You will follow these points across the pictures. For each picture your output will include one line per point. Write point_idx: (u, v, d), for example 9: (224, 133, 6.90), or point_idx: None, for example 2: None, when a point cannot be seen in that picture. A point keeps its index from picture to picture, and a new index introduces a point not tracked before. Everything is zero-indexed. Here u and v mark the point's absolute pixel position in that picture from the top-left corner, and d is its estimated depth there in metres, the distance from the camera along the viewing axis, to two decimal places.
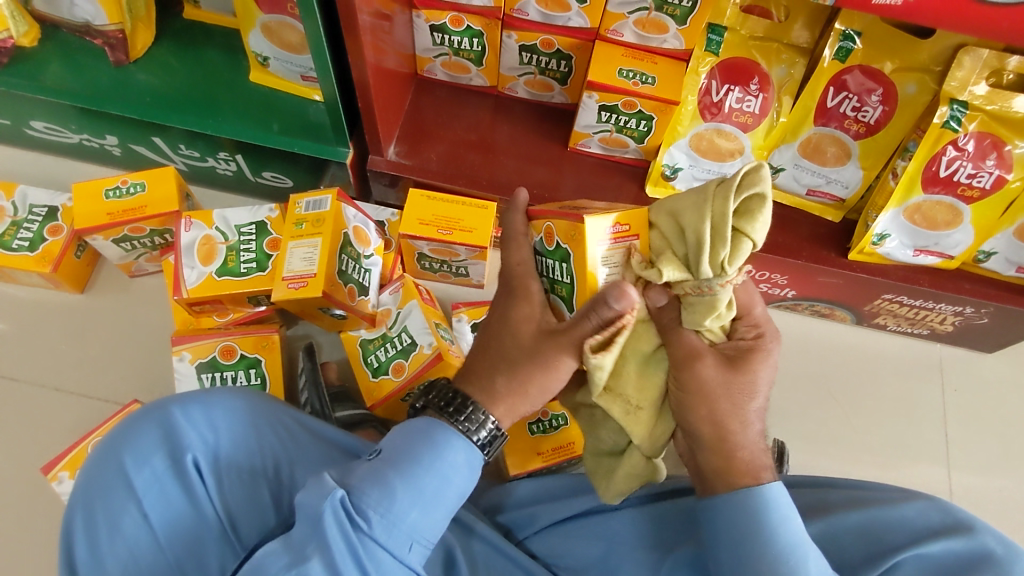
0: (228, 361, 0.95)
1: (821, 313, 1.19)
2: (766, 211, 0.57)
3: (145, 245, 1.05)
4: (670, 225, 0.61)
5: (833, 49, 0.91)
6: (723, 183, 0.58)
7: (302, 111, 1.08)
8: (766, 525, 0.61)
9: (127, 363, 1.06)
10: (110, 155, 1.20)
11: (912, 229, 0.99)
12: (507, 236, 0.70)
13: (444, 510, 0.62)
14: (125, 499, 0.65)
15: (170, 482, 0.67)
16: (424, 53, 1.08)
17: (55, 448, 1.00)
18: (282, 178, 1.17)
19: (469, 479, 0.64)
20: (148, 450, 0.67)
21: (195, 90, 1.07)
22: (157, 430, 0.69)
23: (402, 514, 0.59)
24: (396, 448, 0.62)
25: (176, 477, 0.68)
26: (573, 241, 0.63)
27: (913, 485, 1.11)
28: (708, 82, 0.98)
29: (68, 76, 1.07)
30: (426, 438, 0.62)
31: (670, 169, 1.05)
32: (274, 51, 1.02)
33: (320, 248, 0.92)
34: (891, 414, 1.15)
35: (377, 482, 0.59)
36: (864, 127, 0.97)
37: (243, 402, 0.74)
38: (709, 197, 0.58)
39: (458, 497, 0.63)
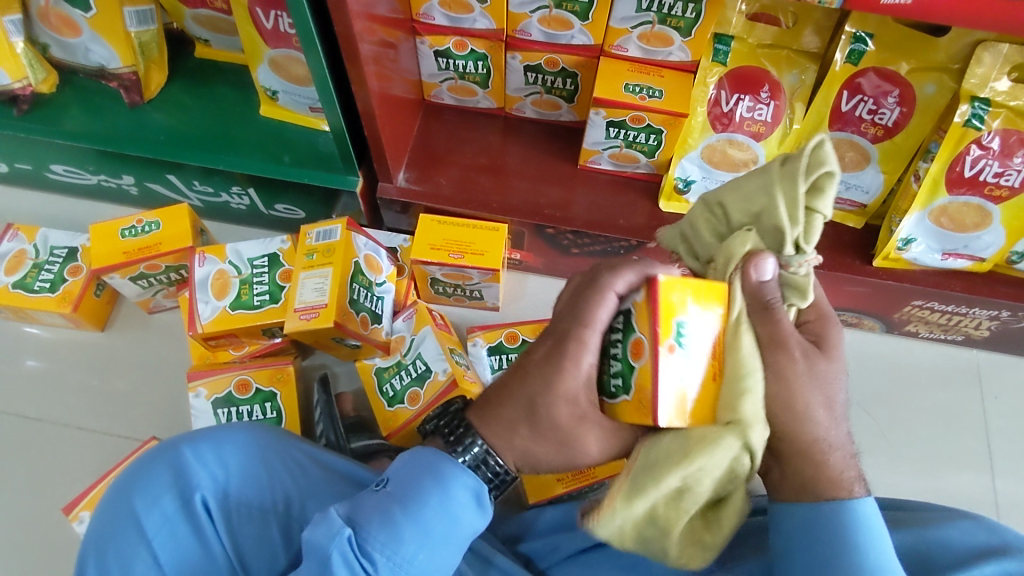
0: (244, 395, 0.95)
1: (848, 323, 1.15)
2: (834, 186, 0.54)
3: (161, 281, 1.06)
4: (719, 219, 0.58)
5: (845, 53, 0.89)
6: (789, 164, 0.55)
7: (312, 142, 1.09)
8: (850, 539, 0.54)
9: (146, 400, 1.07)
10: (128, 194, 1.22)
11: (939, 232, 0.96)
12: (593, 280, 0.56)
13: (455, 550, 0.59)
14: (135, 541, 0.65)
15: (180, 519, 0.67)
16: (430, 78, 1.08)
17: (76, 488, 1.01)
18: (295, 209, 1.17)
19: (481, 514, 0.60)
20: (158, 488, 0.68)
21: (208, 126, 1.09)
22: (166, 467, 0.68)
23: (406, 560, 0.57)
24: (407, 483, 0.58)
25: (184, 514, 0.67)
26: (640, 401, 0.53)
27: (956, 499, 1.05)
28: (717, 92, 0.96)
29: (85, 119, 1.09)
30: (436, 470, 0.58)
31: (682, 182, 1.03)
32: (283, 84, 1.04)
33: (330, 278, 0.91)
34: (929, 425, 1.10)
35: (384, 527, 0.57)
36: (882, 130, 0.94)
37: (247, 436, 0.72)
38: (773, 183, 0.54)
39: (467, 532, 0.59)
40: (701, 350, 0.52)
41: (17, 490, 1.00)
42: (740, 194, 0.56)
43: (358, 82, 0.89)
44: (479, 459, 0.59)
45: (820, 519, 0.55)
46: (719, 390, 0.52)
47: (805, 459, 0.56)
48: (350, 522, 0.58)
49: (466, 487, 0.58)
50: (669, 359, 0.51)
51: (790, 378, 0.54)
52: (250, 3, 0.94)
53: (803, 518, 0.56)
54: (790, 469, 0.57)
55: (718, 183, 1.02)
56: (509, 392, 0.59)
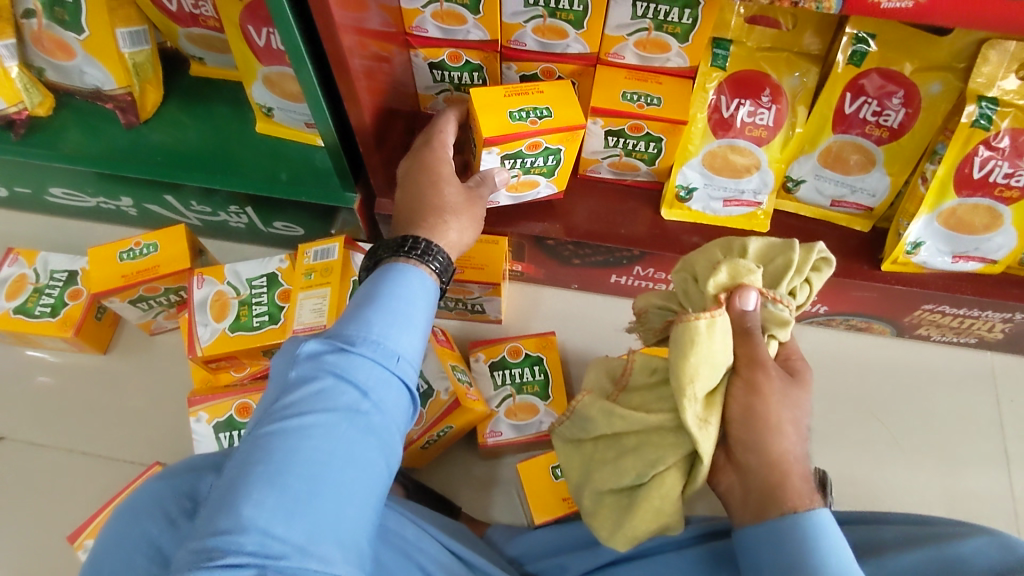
0: (245, 419, 0.93)
1: (857, 327, 1.13)
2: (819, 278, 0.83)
3: (161, 303, 1.05)
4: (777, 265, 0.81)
5: (847, 53, 0.87)
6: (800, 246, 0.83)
7: (310, 158, 1.07)
8: (814, 547, 0.66)
9: (148, 424, 1.06)
10: (127, 216, 1.21)
11: (948, 234, 0.93)
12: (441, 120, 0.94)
13: (414, 335, 0.67)
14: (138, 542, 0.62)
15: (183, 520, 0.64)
16: (426, 91, 1.05)
17: (80, 514, 1.00)
18: (293, 227, 1.16)
19: (429, 308, 0.71)
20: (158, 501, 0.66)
21: (204, 145, 1.08)
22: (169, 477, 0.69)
23: (377, 333, 0.64)
24: (359, 297, 0.69)
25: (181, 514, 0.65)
26: (567, 143, 0.90)
27: (974, 506, 1.03)
28: (717, 98, 0.94)
29: (86, 141, 1.09)
30: (386, 268, 0.72)
31: (684, 190, 1.01)
32: (277, 100, 1.02)
33: (329, 298, 0.90)
34: (944, 431, 1.08)
35: (351, 317, 0.65)
36: (887, 132, 0.92)
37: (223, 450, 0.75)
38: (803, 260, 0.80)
39: (421, 318, 0.69)
40: (533, 102, 0.89)
41: (23, 516, 1.00)
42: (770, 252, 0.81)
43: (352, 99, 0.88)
44: (422, 248, 0.75)
45: (786, 527, 0.67)
46: (551, 95, 0.91)
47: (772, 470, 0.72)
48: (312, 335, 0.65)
49: (409, 274, 0.71)
50: (542, 122, 0.87)
51: (765, 392, 0.75)
52: (241, 20, 0.92)
53: (765, 533, 0.69)
54: (779, 479, 0.71)
55: (720, 190, 1.00)
56: (412, 198, 0.86)
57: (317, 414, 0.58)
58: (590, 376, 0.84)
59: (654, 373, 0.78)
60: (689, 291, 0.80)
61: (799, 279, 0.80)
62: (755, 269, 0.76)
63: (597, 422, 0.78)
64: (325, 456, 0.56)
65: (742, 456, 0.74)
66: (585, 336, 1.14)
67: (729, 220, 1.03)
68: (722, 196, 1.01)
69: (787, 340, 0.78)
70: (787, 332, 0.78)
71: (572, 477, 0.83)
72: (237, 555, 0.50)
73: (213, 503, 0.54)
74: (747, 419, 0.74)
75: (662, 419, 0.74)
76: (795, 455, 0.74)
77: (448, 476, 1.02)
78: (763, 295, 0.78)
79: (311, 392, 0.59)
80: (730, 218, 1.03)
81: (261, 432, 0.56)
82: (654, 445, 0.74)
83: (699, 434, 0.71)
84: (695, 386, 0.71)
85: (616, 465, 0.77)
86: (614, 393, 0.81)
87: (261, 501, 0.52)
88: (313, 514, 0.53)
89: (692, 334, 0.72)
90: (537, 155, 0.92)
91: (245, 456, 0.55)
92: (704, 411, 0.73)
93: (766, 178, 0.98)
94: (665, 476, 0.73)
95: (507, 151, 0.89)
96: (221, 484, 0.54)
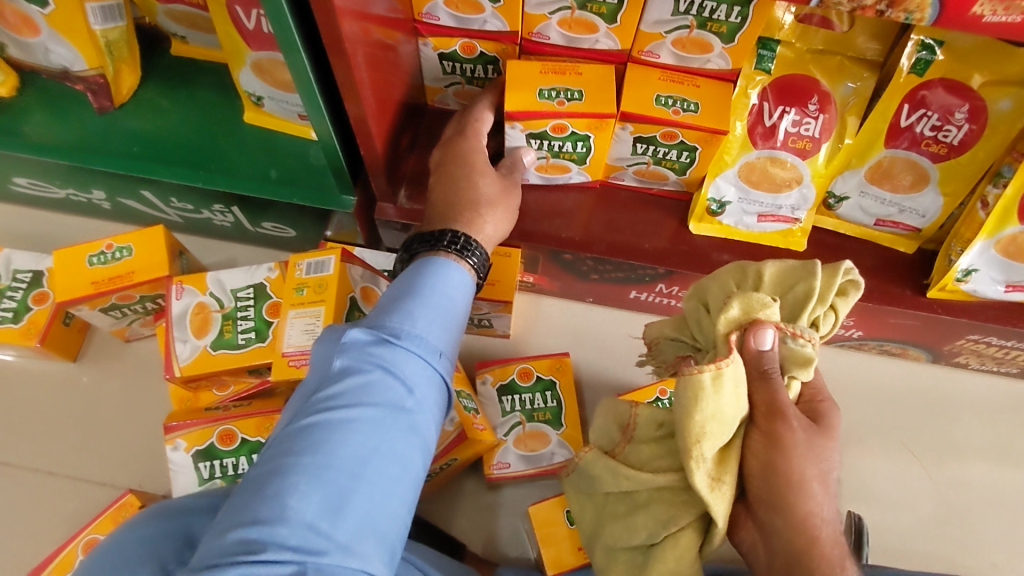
0: (228, 447, 0.85)
1: (891, 352, 1.06)
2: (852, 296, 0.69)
3: (136, 311, 0.96)
4: (797, 295, 0.66)
5: (910, 60, 0.78)
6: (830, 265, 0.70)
7: (304, 154, 0.97)
8: None
9: (123, 443, 0.97)
10: (100, 209, 1.11)
11: (1004, 262, 0.85)
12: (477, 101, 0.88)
13: (452, 337, 0.69)
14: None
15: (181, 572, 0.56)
16: (435, 83, 0.95)
17: (46, 540, 0.92)
18: (284, 228, 1.06)
19: (467, 301, 0.72)
20: (147, 550, 0.57)
21: (185, 136, 0.97)
22: (157, 522, 0.60)
23: (420, 331, 0.66)
24: (397, 287, 0.69)
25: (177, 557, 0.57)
26: (597, 129, 0.84)
27: (1008, 548, 0.97)
28: (759, 104, 0.85)
29: (53, 127, 0.98)
30: (427, 261, 0.71)
31: (716, 204, 0.92)
32: (268, 89, 0.91)
33: (323, 319, 0.81)
34: (978, 466, 1.02)
35: (394, 310, 0.66)
36: (945, 148, 0.83)
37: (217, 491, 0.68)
38: (828, 290, 0.66)
39: (458, 318, 0.70)
40: (565, 83, 0.82)
41: None
42: (788, 274, 0.68)
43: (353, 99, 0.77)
44: (461, 243, 0.74)
45: None
46: (589, 78, 0.83)
47: (799, 534, 0.65)
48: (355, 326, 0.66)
49: (450, 273, 0.71)
50: (568, 106, 0.81)
51: (789, 444, 0.65)
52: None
53: None
54: (806, 544, 0.64)
55: (755, 205, 0.91)
56: (444, 189, 0.83)
57: (361, 411, 0.59)
58: (598, 422, 0.72)
59: (661, 428, 0.69)
60: (701, 322, 0.68)
61: (824, 308, 0.67)
62: (771, 302, 0.64)
63: (601, 480, 0.69)
64: (368, 453, 0.58)
65: (764, 516, 0.66)
66: (599, 354, 1.06)
67: (763, 236, 0.95)
68: (757, 212, 0.92)
69: (810, 382, 0.66)
70: (810, 373, 0.66)
71: (584, 528, 0.75)
72: (280, 548, 0.51)
73: (256, 487, 0.55)
74: (768, 475, 0.66)
75: (671, 480, 0.65)
76: (825, 514, 0.67)
77: (449, 506, 0.94)
78: (780, 330, 0.64)
79: (356, 386, 0.60)
80: (764, 234, 0.95)
81: (306, 422, 0.58)
82: (665, 503, 0.66)
83: (710, 497, 0.63)
84: (701, 446, 0.62)
85: (626, 522, 0.68)
86: (619, 446, 0.70)
87: (305, 494, 0.54)
88: (352, 511, 0.55)
89: (686, 386, 0.61)
90: (565, 138, 0.86)
91: (289, 446, 0.57)
92: (716, 469, 0.64)
93: (807, 194, 0.89)
94: (678, 536, 0.65)
95: (532, 130, 0.84)
96: (263, 470, 0.56)
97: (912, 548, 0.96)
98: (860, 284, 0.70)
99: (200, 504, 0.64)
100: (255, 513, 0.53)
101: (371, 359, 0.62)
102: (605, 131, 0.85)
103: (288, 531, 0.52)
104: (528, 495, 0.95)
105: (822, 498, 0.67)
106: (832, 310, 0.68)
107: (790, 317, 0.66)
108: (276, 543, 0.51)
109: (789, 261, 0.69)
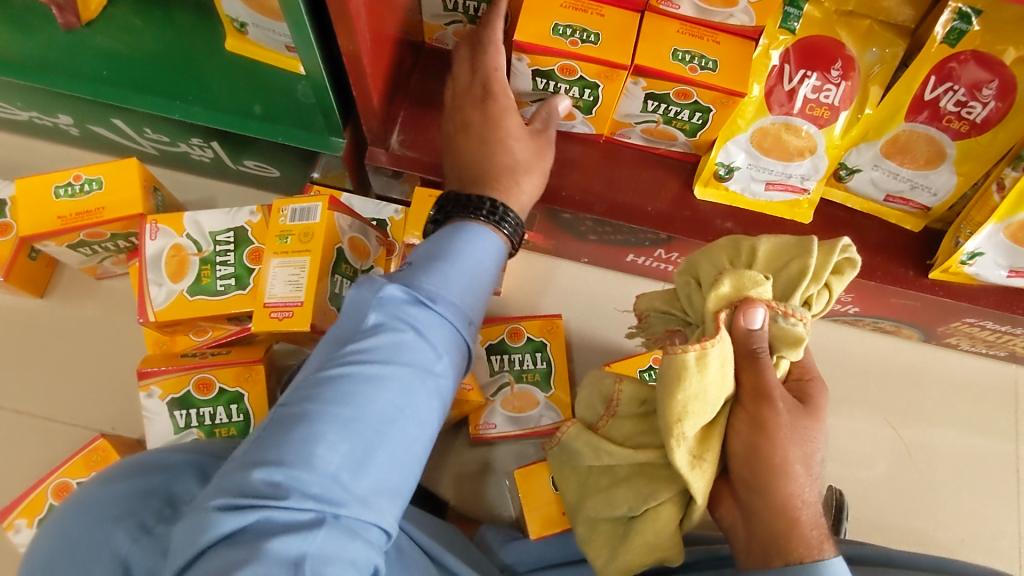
0: (205, 396, 0.82)
1: (884, 330, 1.05)
2: (851, 274, 0.66)
3: (108, 249, 0.90)
4: (790, 274, 0.63)
5: (944, 29, 0.73)
6: (830, 239, 0.65)
7: (290, 89, 0.91)
8: None
9: (94, 385, 0.93)
10: (68, 135, 1.03)
11: (1011, 248, 0.83)
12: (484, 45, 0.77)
13: (481, 301, 0.65)
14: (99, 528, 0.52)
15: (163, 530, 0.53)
16: (433, 19, 0.88)
17: (16, 480, 0.89)
18: (267, 167, 1.00)
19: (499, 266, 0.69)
20: (126, 507, 0.54)
21: (160, 62, 0.90)
22: (135, 479, 0.56)
23: (454, 293, 0.62)
24: (432, 244, 0.66)
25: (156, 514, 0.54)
26: (607, 79, 0.79)
27: (979, 525, 0.99)
28: (780, 65, 0.80)
29: (16, 41, 0.89)
30: (464, 224, 0.67)
31: (724, 168, 0.88)
32: (251, 17, 0.82)
33: (308, 270, 0.77)
34: (959, 446, 1.03)
35: (429, 267, 0.62)
36: (968, 125, 0.79)
37: (194, 446, 0.64)
38: (824, 268, 0.63)
39: (489, 283, 0.66)
40: (584, 21, 0.77)
41: None
42: (780, 250, 0.65)
43: (347, 36, 0.71)
44: (498, 213, 0.69)
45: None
46: (610, 21, 0.77)
47: (780, 516, 0.63)
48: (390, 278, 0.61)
49: (486, 239, 0.66)
50: (581, 47, 0.76)
51: (773, 427, 0.63)
52: None
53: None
54: (787, 526, 0.63)
55: (765, 172, 0.88)
56: (467, 147, 0.76)
57: (393, 367, 0.56)
58: (582, 396, 0.70)
59: (643, 406, 0.67)
60: (692, 298, 0.66)
61: (817, 287, 0.63)
62: (764, 279, 0.61)
63: (582, 455, 0.67)
64: (397, 411, 0.55)
65: (745, 496, 0.65)
66: (591, 317, 1.04)
67: (769, 205, 0.92)
68: (766, 179, 0.89)
69: (799, 362, 0.63)
70: (801, 352, 0.63)
71: (567, 497, 0.74)
72: (302, 495, 0.48)
73: (278, 430, 0.52)
74: (750, 458, 0.64)
75: (653, 457, 0.64)
76: (812, 497, 0.65)
77: (433, 464, 0.94)
78: (770, 308, 0.62)
79: (392, 342, 0.57)
80: (770, 204, 0.91)
81: (338, 370, 0.54)
82: (647, 478, 0.65)
83: (690, 475, 0.61)
84: (683, 425, 0.60)
85: (608, 494, 0.67)
86: (602, 420, 0.68)
87: (332, 444, 0.51)
88: (376, 465, 0.53)
89: (671, 364, 0.59)
90: (572, 82, 0.81)
91: (316, 392, 0.53)
92: (695, 447, 0.62)
93: (819, 165, 0.85)
94: (658, 510, 0.64)
95: (539, 65, 0.79)
96: (285, 414, 0.52)
97: (887, 521, 0.99)
98: (859, 263, 0.65)
99: (181, 459, 0.60)
100: (278, 457, 0.49)
101: (406, 314, 0.59)
102: (617, 82, 0.80)
103: (312, 479, 0.49)
104: (513, 455, 0.94)
105: (808, 482, 0.65)
106: (826, 288, 0.65)
107: (784, 295, 0.63)
108: (299, 490, 0.49)
109: (785, 236, 0.65)
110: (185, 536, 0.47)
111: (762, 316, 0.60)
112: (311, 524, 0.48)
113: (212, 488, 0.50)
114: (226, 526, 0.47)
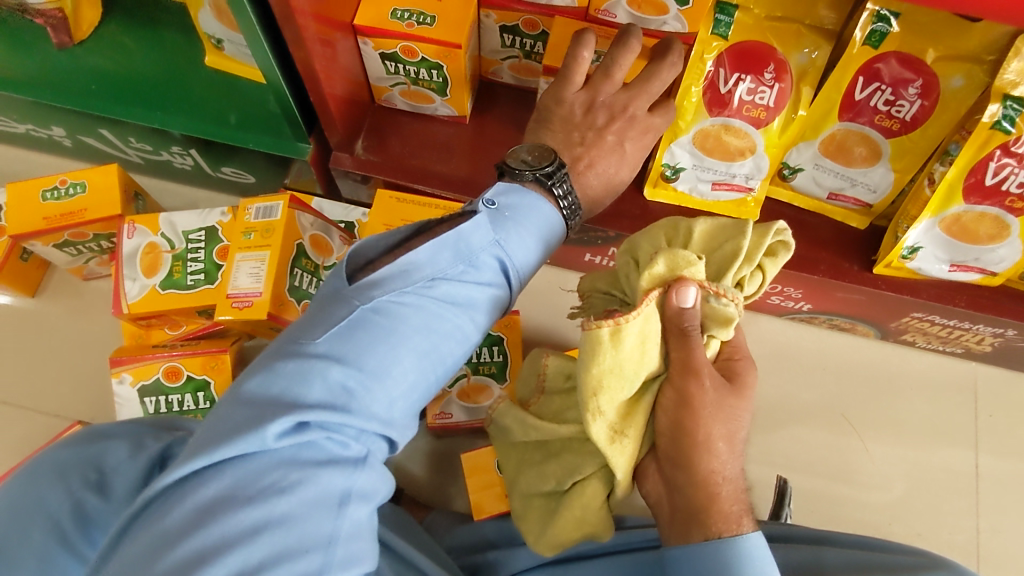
0: (174, 383, 0.87)
1: (840, 328, 1.07)
2: (785, 256, 0.69)
3: (92, 249, 0.97)
4: (724, 254, 0.66)
5: (865, 32, 0.77)
6: (762, 225, 0.68)
7: (262, 101, 0.96)
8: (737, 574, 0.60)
9: (76, 377, 0.99)
10: (62, 145, 1.10)
11: (949, 242, 0.86)
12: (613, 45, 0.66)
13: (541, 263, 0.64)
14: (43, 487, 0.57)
15: (87, 496, 0.57)
16: (379, 82, 0.93)
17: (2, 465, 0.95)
18: (243, 174, 1.06)
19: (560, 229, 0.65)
20: (61, 470, 0.58)
21: (145, 78, 0.97)
22: (78, 447, 0.60)
23: (532, 260, 0.60)
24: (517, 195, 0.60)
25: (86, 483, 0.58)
26: (446, 59, 0.84)
27: (935, 521, 0.99)
28: (715, 70, 0.84)
29: (14, 60, 0.97)
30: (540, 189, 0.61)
31: (670, 169, 0.92)
32: (226, 34, 0.88)
33: (267, 263, 0.82)
34: (916, 441, 1.04)
35: (521, 225, 0.58)
36: (898, 123, 0.82)
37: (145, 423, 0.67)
38: (757, 250, 0.66)
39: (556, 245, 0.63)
40: None
41: None
42: (714, 232, 0.68)
43: (302, 54, 0.77)
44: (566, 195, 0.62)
45: (702, 557, 0.61)
46: (447, 6, 0.83)
47: (701, 492, 0.64)
48: (489, 219, 0.57)
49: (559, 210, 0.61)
50: (414, 29, 0.82)
51: (697, 406, 0.64)
52: None
53: (691, 556, 0.62)
54: (708, 502, 0.63)
55: (710, 173, 0.92)
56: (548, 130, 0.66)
57: (464, 318, 0.55)
58: (522, 373, 0.74)
59: (567, 379, 0.70)
60: (631, 277, 0.67)
61: (750, 268, 0.66)
62: (696, 259, 0.64)
63: (512, 431, 0.71)
64: (453, 363, 0.55)
65: (669, 471, 0.66)
66: (553, 314, 1.08)
67: (717, 204, 0.95)
68: (711, 179, 0.92)
69: (729, 341, 0.65)
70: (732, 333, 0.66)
71: (506, 477, 0.77)
72: (362, 426, 0.48)
73: (362, 342, 0.49)
74: (675, 434, 0.65)
75: (574, 432, 0.67)
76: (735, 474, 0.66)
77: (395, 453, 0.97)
78: (703, 289, 0.65)
79: (468, 296, 0.55)
80: (717, 203, 0.95)
81: (424, 305, 0.52)
82: (573, 452, 0.68)
83: (609, 450, 0.64)
84: (598, 399, 0.63)
85: (538, 471, 0.71)
86: (534, 398, 0.72)
87: (401, 382, 0.50)
88: (419, 408, 0.53)
89: (590, 345, 0.61)
90: (419, 65, 0.86)
91: (400, 315, 0.51)
92: (616, 421, 0.65)
93: (760, 164, 0.89)
94: (584, 485, 0.67)
95: (383, 49, 0.85)
96: (371, 330, 0.49)
97: (842, 514, 1.00)
98: (794, 246, 0.68)
99: (124, 429, 0.64)
100: (359, 370, 0.48)
101: (490, 269, 0.56)
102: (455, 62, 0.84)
103: (373, 408, 0.49)
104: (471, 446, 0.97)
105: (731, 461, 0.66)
106: (760, 270, 0.68)
107: (718, 275, 0.66)
108: (362, 417, 0.48)
109: (720, 219, 0.69)
110: (238, 421, 0.45)
111: (696, 294, 0.63)
112: (357, 463, 0.48)
113: (271, 373, 0.48)
114: (284, 438, 0.45)
